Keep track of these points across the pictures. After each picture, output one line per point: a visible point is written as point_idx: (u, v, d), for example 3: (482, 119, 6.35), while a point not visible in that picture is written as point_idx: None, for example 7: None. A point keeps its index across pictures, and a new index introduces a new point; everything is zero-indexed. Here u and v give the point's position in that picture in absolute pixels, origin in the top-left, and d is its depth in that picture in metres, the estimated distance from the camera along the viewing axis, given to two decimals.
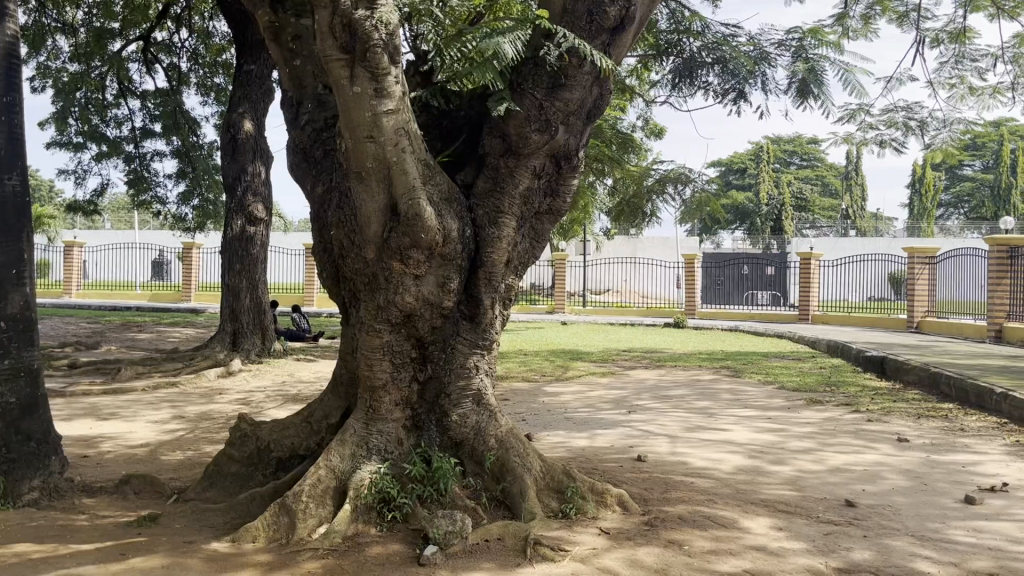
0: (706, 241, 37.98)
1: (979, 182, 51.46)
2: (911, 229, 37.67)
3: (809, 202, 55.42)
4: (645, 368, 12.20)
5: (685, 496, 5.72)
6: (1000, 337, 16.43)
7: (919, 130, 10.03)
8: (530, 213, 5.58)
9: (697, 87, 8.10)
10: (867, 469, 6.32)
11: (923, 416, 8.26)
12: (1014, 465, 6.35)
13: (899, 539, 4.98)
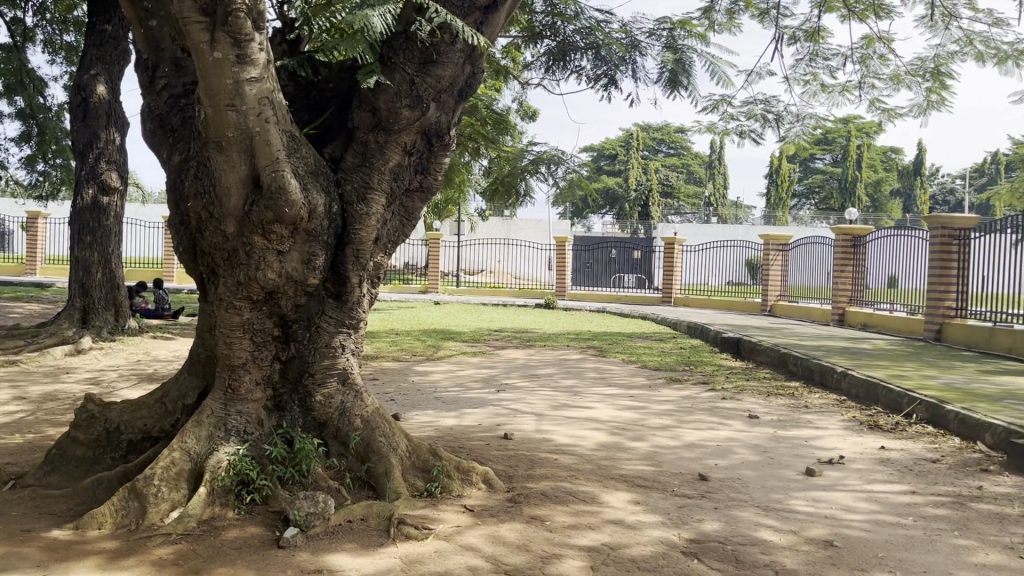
0: (577, 225, 38.80)
1: (828, 175, 54.93)
2: (768, 217, 39.78)
3: (674, 189, 57.54)
4: (515, 348, 12.38)
5: (548, 472, 5.84)
6: (843, 320, 17.61)
7: (775, 123, 10.57)
8: (400, 190, 5.51)
9: (569, 71, 8.24)
10: (719, 444, 6.66)
11: (771, 393, 8.78)
12: (850, 439, 6.85)
13: (746, 510, 5.29)
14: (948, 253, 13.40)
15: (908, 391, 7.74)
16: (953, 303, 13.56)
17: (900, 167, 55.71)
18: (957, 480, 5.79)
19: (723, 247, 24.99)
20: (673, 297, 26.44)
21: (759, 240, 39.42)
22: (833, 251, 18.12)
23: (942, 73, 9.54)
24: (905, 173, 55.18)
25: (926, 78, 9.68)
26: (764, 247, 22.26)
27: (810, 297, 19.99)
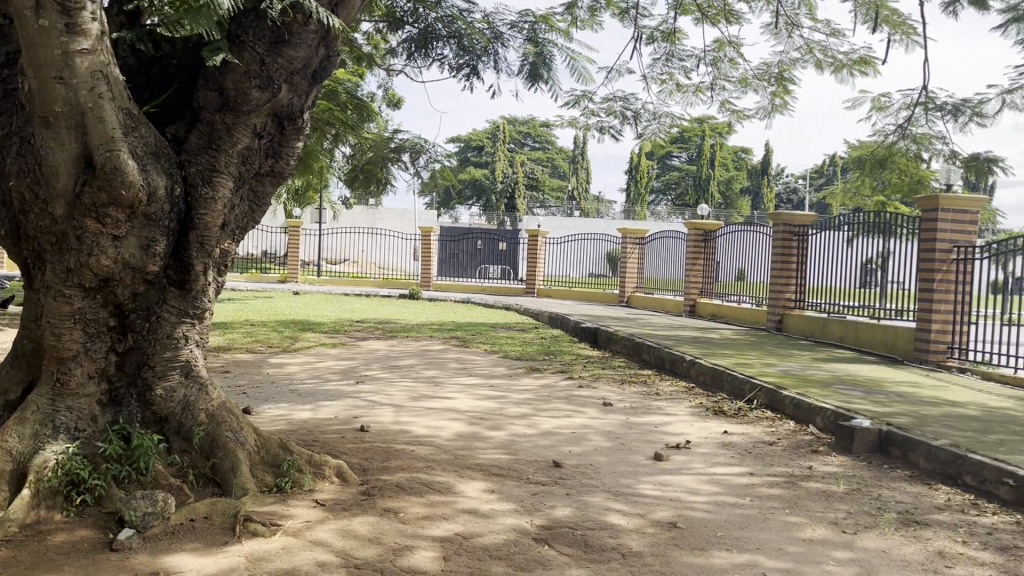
0: (444, 215, 38.78)
1: (684, 172, 57.33)
2: (627, 211, 41.14)
3: (539, 182, 58.47)
4: (376, 338, 12.21)
5: (403, 463, 5.79)
6: (694, 311, 18.49)
7: (634, 120, 10.90)
8: (250, 173, 5.30)
9: (431, 59, 8.17)
10: (573, 432, 6.80)
11: (625, 381, 9.07)
12: (696, 425, 7.17)
13: (597, 495, 5.43)
14: (789, 248, 14.32)
15: (750, 377, 8.19)
16: (792, 295, 14.45)
17: (748, 167, 58.91)
18: (790, 461, 6.17)
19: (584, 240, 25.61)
20: (536, 288, 26.95)
21: (617, 233, 40.70)
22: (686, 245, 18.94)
23: (786, 78, 10.11)
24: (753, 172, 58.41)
25: (771, 83, 10.23)
26: (622, 240, 22.97)
27: (665, 289, 20.80)
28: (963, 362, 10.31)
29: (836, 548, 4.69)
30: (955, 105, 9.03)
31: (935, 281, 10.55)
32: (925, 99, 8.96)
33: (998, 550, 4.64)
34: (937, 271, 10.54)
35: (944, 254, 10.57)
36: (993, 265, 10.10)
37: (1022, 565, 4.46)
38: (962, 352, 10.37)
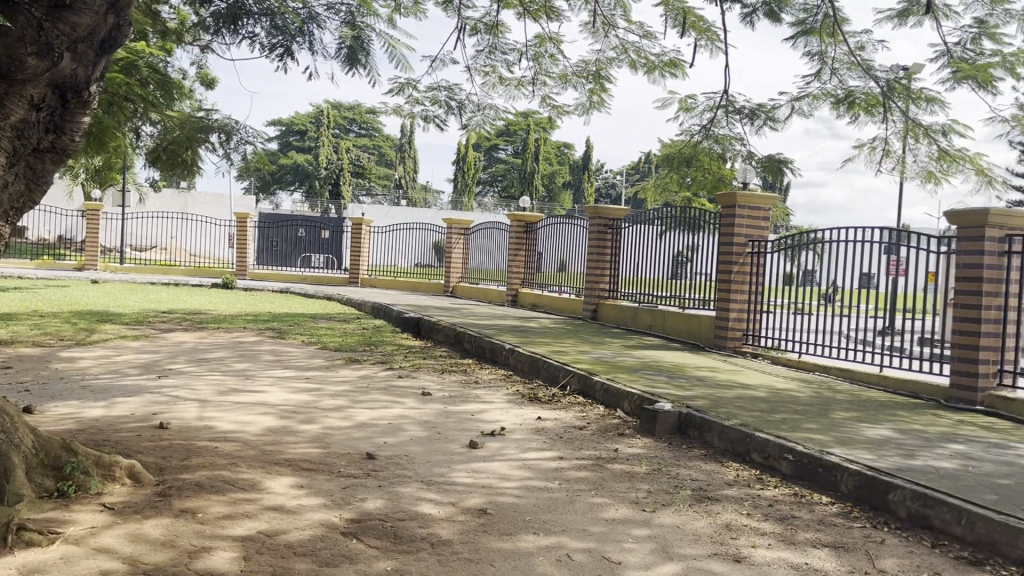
0: (264, 202, 37.35)
1: (509, 164, 58.37)
2: (453, 202, 41.34)
3: (365, 170, 57.60)
4: (184, 330, 11.54)
5: (206, 461, 5.49)
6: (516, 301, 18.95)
7: (458, 110, 10.90)
8: (26, 149, 4.80)
9: (241, 36, 7.77)
10: (389, 423, 6.73)
11: (445, 370, 9.09)
12: (512, 412, 7.30)
13: (409, 485, 5.40)
14: (604, 242, 14.95)
15: (565, 364, 8.44)
16: (606, 285, 15.06)
17: (571, 161, 60.83)
18: (598, 444, 6.42)
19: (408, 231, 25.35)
20: (358, 278, 26.60)
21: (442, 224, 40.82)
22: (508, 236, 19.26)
23: (603, 76, 10.48)
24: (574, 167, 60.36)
25: (589, 80, 10.56)
26: (447, 231, 23.02)
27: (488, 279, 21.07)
28: (757, 348, 11.17)
29: (635, 526, 4.93)
30: (752, 109, 9.71)
31: (732, 273, 11.34)
32: (726, 102, 9.57)
33: (777, 520, 5.05)
34: (734, 263, 11.33)
35: (740, 247, 11.37)
36: (784, 258, 10.99)
37: (796, 532, 4.88)
38: (756, 338, 11.24)
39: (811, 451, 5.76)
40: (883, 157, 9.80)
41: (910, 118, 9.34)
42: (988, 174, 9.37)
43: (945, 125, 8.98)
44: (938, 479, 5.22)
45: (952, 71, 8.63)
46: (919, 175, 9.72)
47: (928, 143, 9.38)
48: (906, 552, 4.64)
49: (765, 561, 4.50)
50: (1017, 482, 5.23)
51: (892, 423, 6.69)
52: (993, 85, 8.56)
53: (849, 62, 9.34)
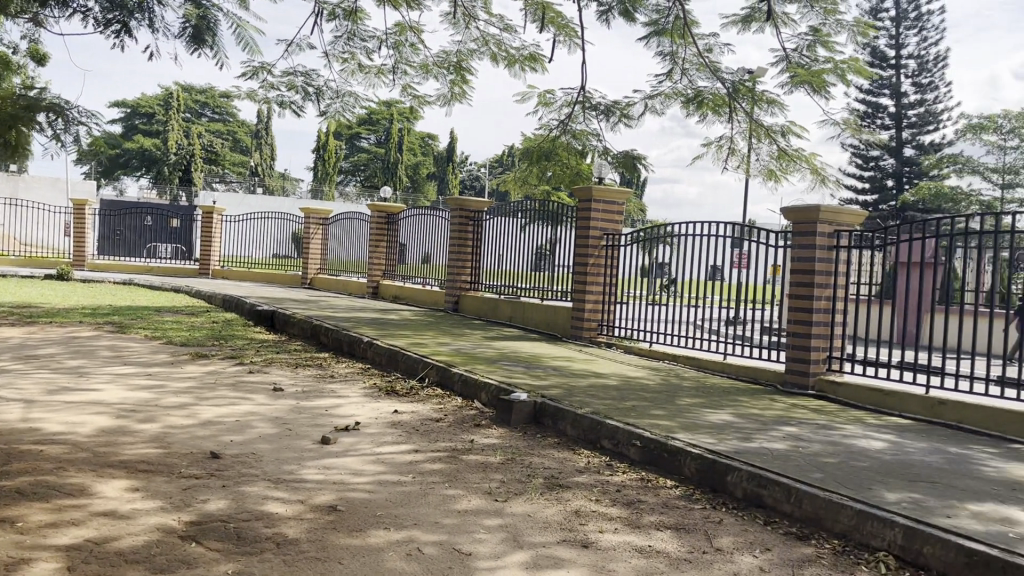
0: (106, 188, 35.14)
1: (373, 154, 57.53)
2: (312, 191, 40.28)
3: (219, 156, 55.23)
4: (9, 325, 10.66)
5: (29, 466, 5.09)
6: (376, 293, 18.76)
7: (315, 97, 10.60)
8: None
9: (72, 9, 7.22)
10: (237, 420, 6.47)
11: (299, 364, 8.84)
12: (367, 406, 7.18)
13: (256, 484, 5.20)
14: (465, 233, 14.98)
15: (423, 356, 8.39)
16: (468, 277, 15.12)
17: (435, 152, 60.56)
18: (453, 435, 6.41)
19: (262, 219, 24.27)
20: (210, 269, 25.60)
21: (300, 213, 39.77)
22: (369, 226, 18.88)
23: (464, 67, 10.45)
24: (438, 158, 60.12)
25: (450, 71, 10.52)
26: (304, 220, 22.35)
27: (348, 270, 20.71)
28: (611, 338, 11.53)
29: (487, 516, 4.96)
30: (607, 105, 9.97)
31: (588, 265, 11.73)
32: (583, 98, 9.77)
33: (624, 505, 5.20)
34: (590, 256, 11.69)
35: (596, 240, 11.76)
36: (640, 251, 11.35)
37: (642, 516, 5.05)
38: (610, 329, 11.62)
39: (658, 437, 5.98)
40: (729, 155, 10.29)
41: (753, 119, 9.87)
42: (821, 174, 10.02)
43: (783, 127, 9.54)
44: (772, 460, 5.55)
45: (790, 75, 9.16)
46: (760, 173, 10.27)
47: (769, 142, 9.93)
48: (742, 530, 4.90)
49: (611, 545, 4.63)
50: (840, 461, 5.63)
51: (733, 407, 7.06)
52: (826, 90, 9.15)
53: (698, 63, 9.75)
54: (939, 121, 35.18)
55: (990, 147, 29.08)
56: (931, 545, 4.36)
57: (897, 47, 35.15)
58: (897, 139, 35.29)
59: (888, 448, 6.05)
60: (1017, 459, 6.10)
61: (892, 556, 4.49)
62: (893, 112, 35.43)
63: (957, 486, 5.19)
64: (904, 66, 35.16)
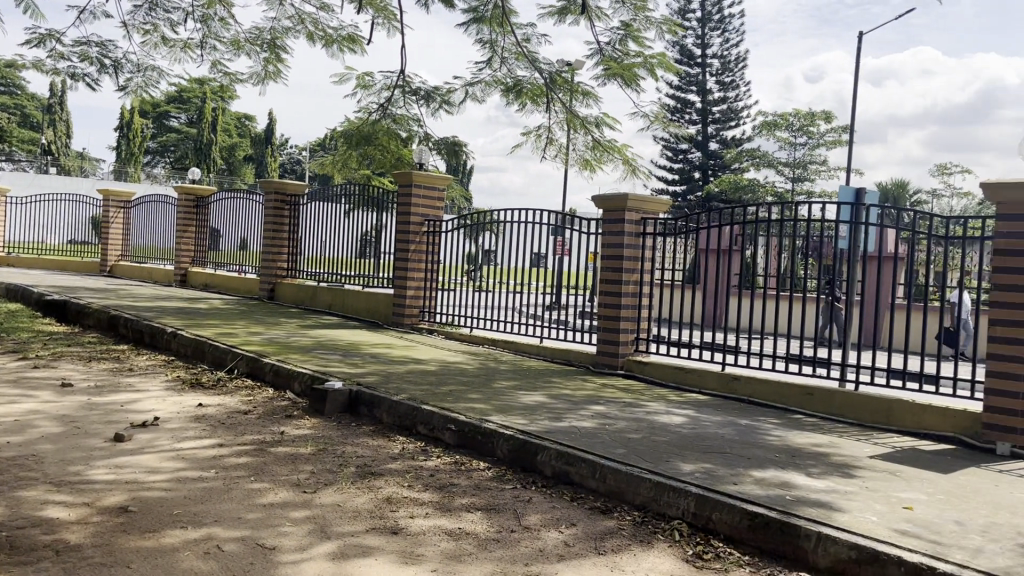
0: None
1: (185, 134, 54.35)
2: (114, 172, 37.43)
3: (6, 132, 50.17)
4: None
5: None
6: (185, 281, 17.85)
7: (113, 69, 9.84)
8: None
9: None
10: (16, 420, 5.89)
11: (93, 358, 8.19)
12: (169, 399, 6.76)
13: (35, 488, 4.75)
14: (281, 218, 14.50)
15: (232, 346, 8.01)
16: (284, 263, 14.83)
17: (254, 134, 58.05)
18: (263, 427, 6.17)
19: (54, 202, 22.32)
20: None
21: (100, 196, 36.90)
22: (176, 209, 17.85)
23: (278, 46, 10.05)
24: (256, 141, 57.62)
25: (263, 48, 10.08)
26: (102, 203, 20.72)
27: (154, 257, 19.50)
28: (432, 324, 11.78)
29: (294, 509, 4.80)
30: (427, 91, 9.96)
31: (409, 252, 11.77)
32: (402, 82, 9.75)
33: (436, 489, 5.21)
34: (411, 242, 11.75)
35: (416, 226, 11.79)
36: (467, 237, 11.39)
37: (453, 499, 5.07)
38: (431, 314, 11.82)
39: (472, 420, 6.03)
40: (547, 145, 10.54)
41: (569, 110, 10.15)
42: (632, 164, 10.48)
43: (597, 118, 9.90)
44: (579, 438, 5.74)
45: (603, 68, 9.50)
46: (577, 163, 10.60)
47: (584, 133, 10.26)
48: (549, 507, 5.03)
49: (421, 530, 4.62)
50: (642, 436, 5.92)
51: (546, 389, 7.26)
52: (636, 84, 9.55)
53: (516, 52, 9.89)
54: (739, 118, 37.84)
55: (783, 142, 31.64)
56: (719, 511, 4.67)
57: (702, 46, 37.40)
58: (703, 134, 37.63)
59: (686, 422, 6.45)
60: (797, 427, 6.68)
61: (686, 524, 4.78)
62: (699, 108, 37.71)
63: (745, 455, 5.60)
64: (709, 65, 37.50)
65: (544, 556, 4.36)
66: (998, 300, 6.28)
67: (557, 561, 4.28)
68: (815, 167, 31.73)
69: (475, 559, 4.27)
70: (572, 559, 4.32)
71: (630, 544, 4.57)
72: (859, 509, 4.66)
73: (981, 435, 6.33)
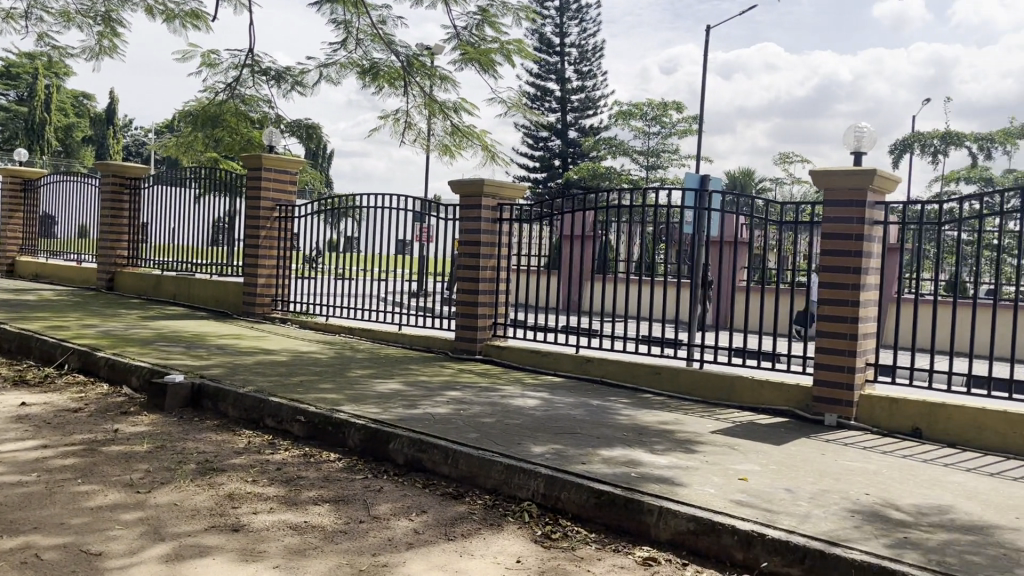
0: None
1: (16, 113, 50.25)
2: None
3: None
4: None
5: None
6: (12, 270, 16.60)
7: None
8: None
9: None
10: None
11: None
12: None
13: None
14: (120, 204, 13.69)
15: (61, 341, 7.46)
16: (125, 252, 14.03)
17: (95, 115, 54.40)
18: (94, 426, 5.77)
19: None
20: None
21: None
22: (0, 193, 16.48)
23: (113, 19, 9.40)
24: (99, 122, 54.03)
25: (97, 21, 9.41)
26: None
27: None
28: (286, 313, 11.46)
29: (125, 511, 4.51)
30: (278, 71, 9.60)
31: (259, 238, 11.33)
32: (251, 61, 9.39)
33: (281, 483, 5.04)
34: (261, 229, 11.32)
35: (267, 211, 11.37)
36: (327, 224, 11.04)
37: (299, 493, 4.92)
38: (284, 303, 11.50)
39: (322, 410, 5.89)
40: (406, 130, 10.40)
41: (427, 94, 10.02)
42: (492, 151, 10.49)
43: (455, 104, 9.85)
44: (432, 425, 5.69)
45: (459, 53, 9.45)
46: (436, 148, 10.50)
47: (443, 119, 10.18)
48: (400, 496, 4.96)
49: (263, 525, 4.43)
50: (496, 420, 5.95)
51: (401, 377, 7.19)
52: (493, 70, 9.53)
53: (372, 34, 9.68)
54: (597, 107, 38.77)
55: (637, 132, 32.67)
56: (568, 490, 4.74)
57: (561, 35, 38.01)
58: (563, 122, 38.32)
59: (540, 405, 6.54)
60: (645, 406, 6.90)
61: (536, 505, 4.82)
62: (559, 96, 38.35)
63: (594, 434, 5.73)
64: (568, 54, 38.17)
65: (392, 545, 4.28)
66: (826, 281, 6.69)
67: (405, 549, 4.21)
68: (668, 155, 32.97)
69: (319, 553, 4.13)
70: (421, 546, 4.27)
71: (480, 528, 4.57)
72: (699, 482, 4.85)
73: (811, 408, 6.77)
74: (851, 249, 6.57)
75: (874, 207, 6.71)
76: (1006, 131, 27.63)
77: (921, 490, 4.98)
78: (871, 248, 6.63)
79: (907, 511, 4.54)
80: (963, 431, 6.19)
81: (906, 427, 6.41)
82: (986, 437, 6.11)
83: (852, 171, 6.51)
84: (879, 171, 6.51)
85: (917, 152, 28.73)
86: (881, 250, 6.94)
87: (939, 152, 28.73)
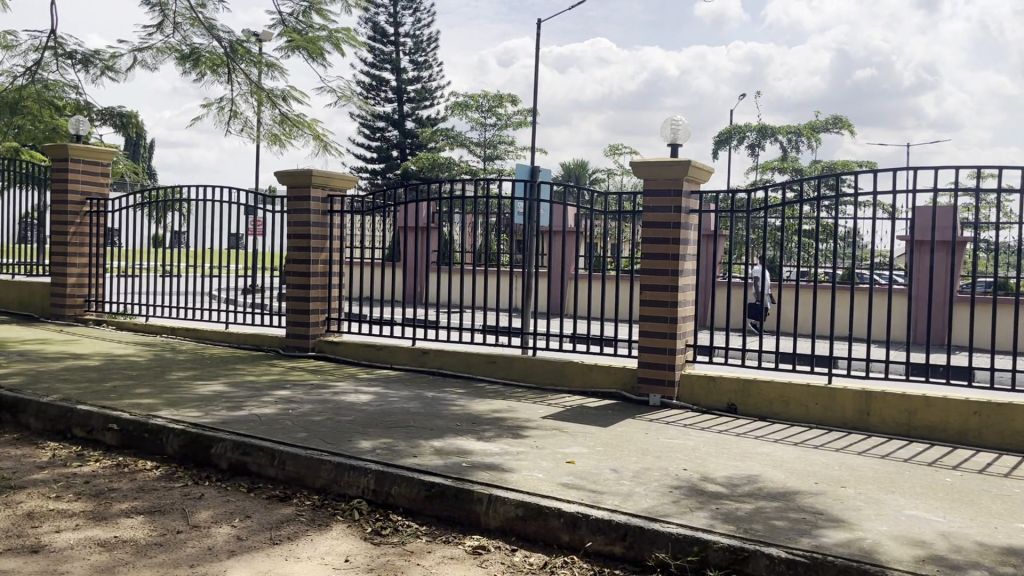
0: None
1: None
2: None
3: None
4: None
5: None
6: None
7: None
8: None
9: None
10: None
11: None
12: None
13: None
14: None
15: None
16: None
17: None
18: None
19: None
20: None
21: None
22: None
23: None
24: None
25: None
26: None
27: None
28: (100, 314, 10.74)
29: None
30: (85, 55, 8.92)
31: (68, 235, 10.52)
32: (53, 43, 8.67)
33: (90, 497, 4.71)
34: (69, 224, 10.52)
35: (76, 206, 10.58)
36: (150, 219, 10.36)
37: (109, 506, 4.61)
38: (99, 304, 10.77)
39: (136, 417, 5.56)
40: (231, 118, 9.91)
41: (254, 82, 9.62)
42: (323, 140, 10.21)
43: (285, 92, 9.49)
44: (257, 426, 5.50)
45: (285, 40, 9.12)
46: (264, 138, 10.09)
47: (271, 107, 9.81)
48: (222, 502, 4.76)
49: (67, 544, 4.11)
50: (326, 417, 5.83)
51: (224, 378, 6.91)
52: (322, 57, 9.26)
53: (190, 17, 9.18)
54: (434, 97, 38.69)
55: (473, 123, 32.82)
56: (398, 485, 4.70)
57: (396, 24, 37.66)
58: (399, 112, 37.96)
59: (373, 400, 6.47)
60: (479, 395, 6.98)
61: (366, 501, 4.76)
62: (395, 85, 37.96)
63: (427, 426, 5.73)
64: (403, 44, 37.88)
65: (213, 553, 4.08)
66: (647, 267, 6.99)
67: (226, 557, 4.03)
68: (504, 146, 33.34)
69: (130, 568, 3.87)
70: (244, 553, 4.09)
71: (306, 529, 4.45)
72: (527, 467, 4.95)
73: (636, 389, 7.08)
74: (669, 236, 6.90)
75: (689, 196, 7.07)
76: (812, 125, 29.94)
77: (734, 462, 5.32)
78: (688, 236, 6.99)
79: (720, 483, 4.83)
80: (772, 405, 6.66)
81: (723, 403, 6.83)
82: (791, 409, 6.61)
83: (669, 162, 6.82)
84: (693, 161, 6.87)
85: (737, 145, 30.54)
86: (697, 237, 7.32)
87: (756, 144, 30.69)
